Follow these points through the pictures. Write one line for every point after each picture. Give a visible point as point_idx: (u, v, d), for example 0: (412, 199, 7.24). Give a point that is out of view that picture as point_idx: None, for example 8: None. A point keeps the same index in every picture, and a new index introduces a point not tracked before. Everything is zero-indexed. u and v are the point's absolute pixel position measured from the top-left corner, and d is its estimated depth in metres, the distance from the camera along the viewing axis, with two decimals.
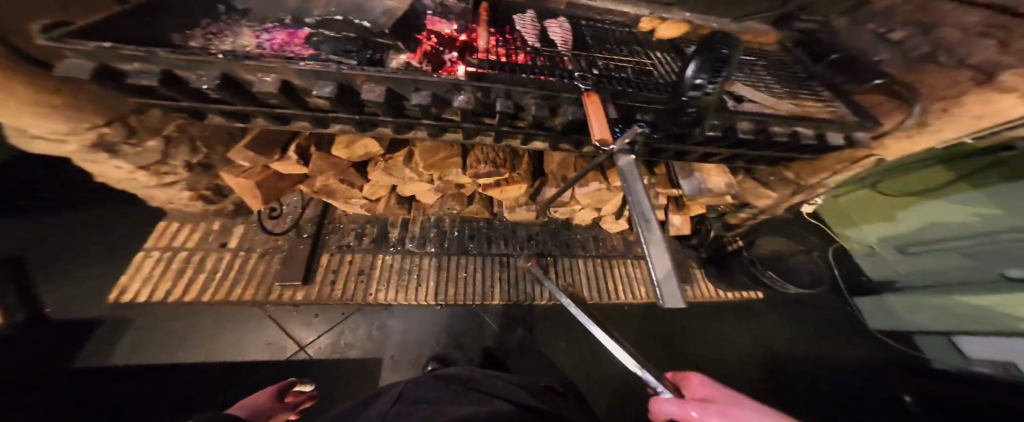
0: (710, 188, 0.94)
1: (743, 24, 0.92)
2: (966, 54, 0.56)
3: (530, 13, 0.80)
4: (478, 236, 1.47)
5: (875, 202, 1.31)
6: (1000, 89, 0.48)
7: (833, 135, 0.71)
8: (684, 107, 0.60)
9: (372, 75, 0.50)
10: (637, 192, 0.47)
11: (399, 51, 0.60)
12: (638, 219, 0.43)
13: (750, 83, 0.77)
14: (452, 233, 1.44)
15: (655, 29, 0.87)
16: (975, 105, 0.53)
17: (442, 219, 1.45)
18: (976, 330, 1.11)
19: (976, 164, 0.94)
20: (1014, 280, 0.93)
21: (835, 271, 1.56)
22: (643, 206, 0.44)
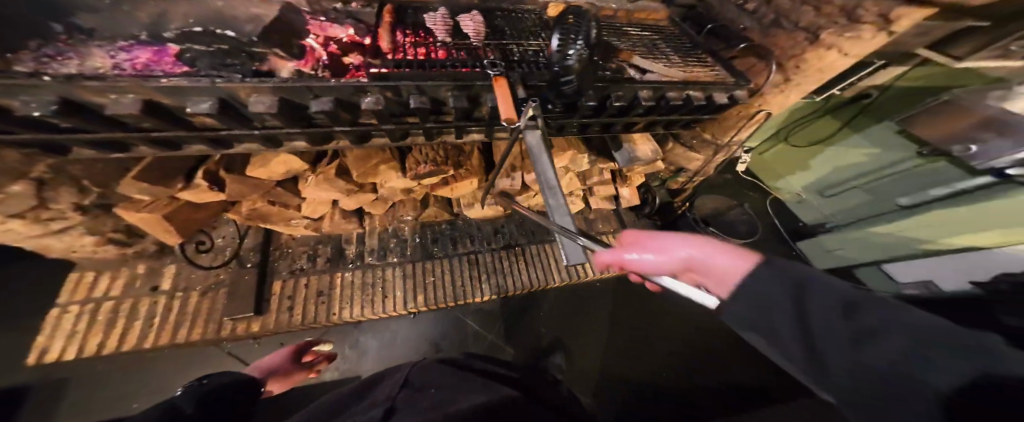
0: (638, 156, 1.09)
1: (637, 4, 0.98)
2: (797, 19, 0.76)
3: (442, 10, 0.79)
4: (441, 240, 1.43)
5: (787, 154, 1.51)
6: (823, 45, 0.73)
7: (718, 96, 0.84)
8: (560, 77, 0.64)
9: (256, 86, 0.49)
10: (545, 168, 0.56)
11: (285, 58, 0.56)
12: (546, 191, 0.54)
13: (651, 56, 0.87)
14: (413, 239, 1.40)
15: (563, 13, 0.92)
16: (812, 60, 0.76)
17: (400, 228, 1.40)
18: (902, 255, 1.23)
19: (850, 113, 1.22)
20: (909, 206, 1.09)
21: (775, 220, 1.63)
22: (549, 180, 0.55)
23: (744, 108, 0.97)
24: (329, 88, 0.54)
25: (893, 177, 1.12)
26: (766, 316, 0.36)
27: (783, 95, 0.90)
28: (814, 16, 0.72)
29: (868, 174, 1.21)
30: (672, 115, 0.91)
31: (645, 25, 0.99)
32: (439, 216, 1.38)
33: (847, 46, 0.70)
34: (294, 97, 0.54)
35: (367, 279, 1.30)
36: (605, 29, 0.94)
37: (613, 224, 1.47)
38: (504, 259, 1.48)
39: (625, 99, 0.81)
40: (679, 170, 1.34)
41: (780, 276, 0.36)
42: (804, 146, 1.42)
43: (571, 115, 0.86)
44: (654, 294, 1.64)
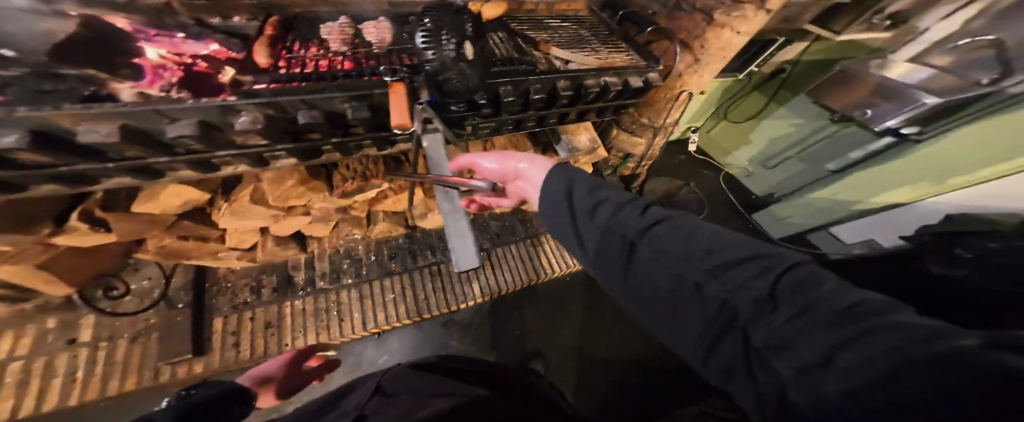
0: (577, 146, 1.10)
1: None
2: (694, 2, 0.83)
3: (345, 19, 0.71)
4: (400, 255, 1.32)
5: (730, 130, 1.66)
6: (718, 24, 0.79)
7: (634, 80, 0.87)
8: (435, 77, 0.53)
9: (76, 112, 0.42)
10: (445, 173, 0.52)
11: (120, 80, 0.52)
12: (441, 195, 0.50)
13: (568, 45, 0.87)
14: (369, 258, 1.28)
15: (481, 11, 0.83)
16: (713, 39, 0.82)
17: (354, 248, 1.27)
18: (843, 217, 1.37)
19: (772, 88, 1.42)
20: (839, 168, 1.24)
21: (730, 196, 1.75)
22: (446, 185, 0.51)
23: (666, 90, 1.00)
24: (184, 111, 0.47)
25: (820, 144, 1.30)
26: (562, 227, 0.46)
27: (700, 73, 0.91)
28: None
29: (794, 143, 1.40)
30: (602, 103, 0.93)
31: (565, 16, 0.98)
32: (395, 231, 1.29)
33: (736, 24, 0.76)
34: (141, 123, 0.48)
35: (321, 305, 1.19)
36: (527, 25, 0.92)
37: None
38: (470, 267, 1.39)
39: (546, 91, 0.80)
40: (627, 156, 1.36)
41: (562, 176, 0.49)
42: (742, 121, 1.58)
43: (500, 116, 0.81)
44: None
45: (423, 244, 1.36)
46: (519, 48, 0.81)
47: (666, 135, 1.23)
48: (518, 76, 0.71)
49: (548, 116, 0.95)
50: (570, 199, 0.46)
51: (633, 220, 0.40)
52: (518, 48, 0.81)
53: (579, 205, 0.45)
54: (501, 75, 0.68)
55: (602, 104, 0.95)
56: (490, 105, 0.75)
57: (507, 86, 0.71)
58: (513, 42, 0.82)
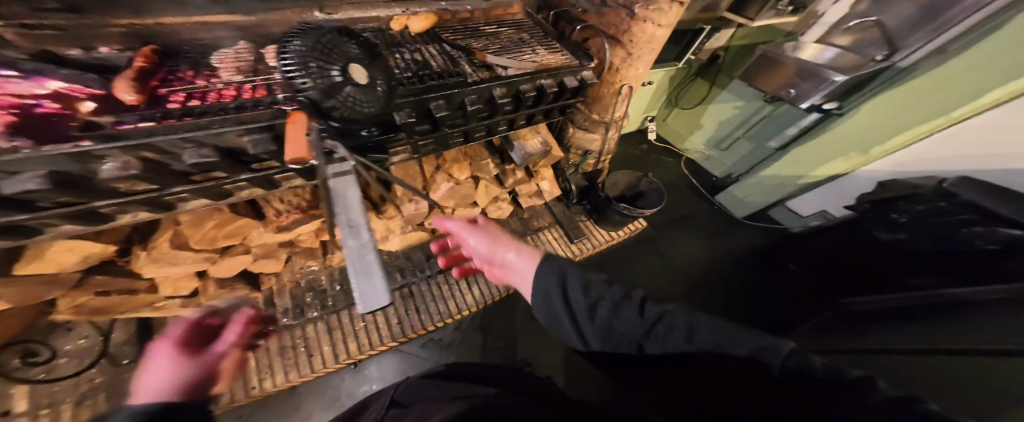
0: (529, 151, 1.08)
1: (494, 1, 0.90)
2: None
3: (243, 44, 0.63)
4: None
5: (685, 117, 1.80)
6: (641, 18, 0.83)
7: (569, 80, 0.87)
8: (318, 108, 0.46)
9: None
10: (355, 205, 0.50)
11: None
12: (345, 229, 0.46)
13: (499, 50, 0.81)
14: (334, 288, 1.19)
15: (407, 26, 0.74)
16: (636, 35, 0.86)
17: (317, 280, 1.18)
18: (797, 193, 1.46)
19: (713, 73, 1.56)
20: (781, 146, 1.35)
21: (692, 180, 1.80)
22: (354, 217, 0.48)
23: (607, 85, 1.02)
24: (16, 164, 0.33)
25: (760, 123, 1.44)
26: (558, 315, 0.47)
27: (634, 66, 0.96)
28: None
29: (736, 124, 1.56)
30: (541, 106, 0.92)
31: (503, 22, 0.93)
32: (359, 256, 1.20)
33: (655, 17, 0.81)
34: None
35: (286, 344, 1.08)
36: (462, 34, 0.83)
37: (546, 217, 1.48)
38: (442, 284, 1.35)
39: (481, 101, 0.75)
40: (586, 153, 1.38)
41: (552, 271, 0.50)
42: (691, 107, 1.73)
43: (436, 132, 0.76)
44: (619, 268, 1.50)
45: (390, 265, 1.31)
46: (450, 61, 0.73)
47: (617, 129, 1.29)
48: (445, 92, 0.66)
49: (498, 124, 0.92)
50: (554, 286, 0.48)
51: (612, 302, 0.43)
52: (450, 61, 0.73)
53: (563, 293, 0.47)
54: (427, 93, 0.63)
55: (545, 106, 0.93)
56: (427, 122, 0.72)
57: (437, 102, 0.67)
58: (447, 55, 0.75)
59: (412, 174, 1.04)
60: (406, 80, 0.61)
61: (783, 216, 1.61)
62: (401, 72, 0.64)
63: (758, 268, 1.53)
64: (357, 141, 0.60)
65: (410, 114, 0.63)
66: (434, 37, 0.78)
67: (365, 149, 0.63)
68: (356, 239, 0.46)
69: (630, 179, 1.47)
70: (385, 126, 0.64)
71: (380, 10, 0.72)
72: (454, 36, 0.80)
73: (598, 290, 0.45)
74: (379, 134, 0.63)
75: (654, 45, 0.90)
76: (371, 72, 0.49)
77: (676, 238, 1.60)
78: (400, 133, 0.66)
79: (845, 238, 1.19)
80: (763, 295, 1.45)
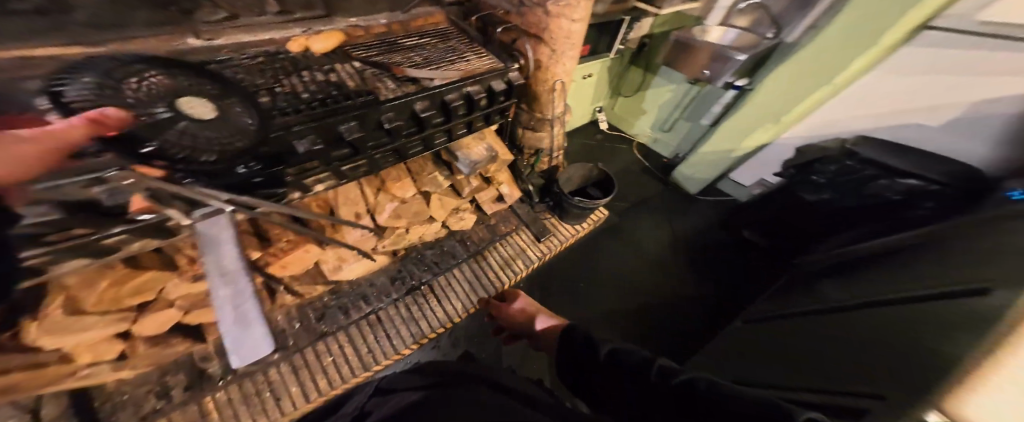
0: (474, 160, 1.07)
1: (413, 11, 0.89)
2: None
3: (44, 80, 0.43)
4: (330, 313, 1.11)
5: (629, 105, 1.89)
6: (556, 14, 0.89)
7: (497, 84, 0.89)
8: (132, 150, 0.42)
9: None
10: (230, 252, 0.57)
11: None
12: (219, 277, 0.56)
13: (417, 61, 0.78)
14: (292, 326, 1.05)
15: (308, 46, 0.71)
16: (555, 32, 0.93)
17: (273, 320, 1.04)
18: (734, 165, 1.59)
19: (642, 63, 1.66)
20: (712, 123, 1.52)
21: (646, 164, 1.87)
22: (226, 264, 0.56)
23: (540, 82, 1.09)
24: None
25: (693, 102, 1.60)
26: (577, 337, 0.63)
27: (561, 62, 1.04)
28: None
29: (672, 107, 1.70)
30: (477, 114, 0.92)
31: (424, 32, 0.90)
32: (315, 289, 1.10)
33: (567, 12, 0.89)
34: None
35: (250, 392, 0.94)
36: (376, 49, 0.78)
37: (513, 221, 1.46)
38: (412, 305, 1.21)
39: (401, 116, 0.73)
40: (538, 151, 1.36)
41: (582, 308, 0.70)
42: (632, 94, 1.82)
43: (362, 153, 0.74)
44: (593, 257, 1.51)
45: (352, 295, 1.17)
46: (370, 78, 0.71)
47: (561, 126, 1.32)
48: (355, 112, 0.62)
49: (435, 136, 0.90)
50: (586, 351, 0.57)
51: (628, 358, 0.50)
52: (370, 78, 0.71)
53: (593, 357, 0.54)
54: (330, 117, 0.59)
55: (480, 111, 0.92)
56: (346, 146, 0.69)
57: (347, 123, 0.64)
58: (361, 73, 0.70)
59: (354, 197, 1.00)
60: (302, 105, 0.57)
61: (730, 188, 1.70)
62: (297, 97, 0.59)
63: (723, 237, 1.58)
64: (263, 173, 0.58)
65: (316, 140, 0.61)
66: (341, 56, 0.73)
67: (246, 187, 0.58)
68: (230, 286, 0.57)
69: (577, 173, 1.46)
70: (268, 162, 0.57)
71: (275, 32, 0.68)
72: (364, 52, 0.76)
73: (624, 352, 0.52)
74: (286, 159, 0.60)
75: (571, 43, 0.99)
76: (227, 109, 0.49)
77: (638, 219, 1.64)
78: (314, 158, 0.65)
79: (791, 202, 1.26)
80: (734, 269, 1.48)
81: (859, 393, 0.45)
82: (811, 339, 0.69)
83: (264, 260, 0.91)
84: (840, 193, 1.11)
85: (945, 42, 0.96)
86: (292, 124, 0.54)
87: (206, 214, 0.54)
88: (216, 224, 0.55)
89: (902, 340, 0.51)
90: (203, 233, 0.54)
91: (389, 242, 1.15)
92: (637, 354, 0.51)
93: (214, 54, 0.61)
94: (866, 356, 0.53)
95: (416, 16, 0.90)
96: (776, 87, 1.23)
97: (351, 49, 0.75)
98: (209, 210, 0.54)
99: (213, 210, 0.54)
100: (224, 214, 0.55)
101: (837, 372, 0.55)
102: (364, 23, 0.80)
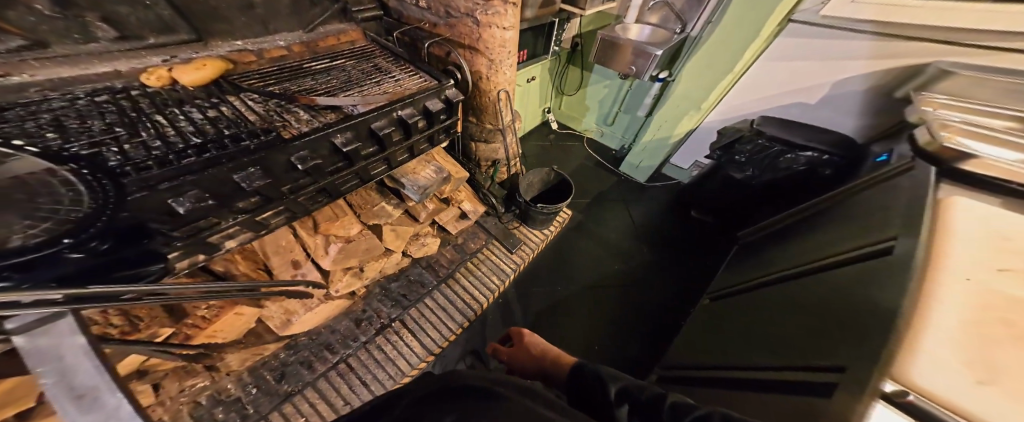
0: (420, 184, 0.98)
1: (317, 31, 0.91)
2: (460, 8, 0.92)
3: None
4: (292, 371, 0.98)
5: (573, 102, 1.97)
6: (488, 23, 0.91)
7: (433, 103, 0.84)
8: None
9: None
10: (85, 366, 0.31)
11: None
12: (70, 404, 0.28)
13: (332, 88, 0.76)
14: (249, 393, 0.92)
15: (171, 76, 0.66)
16: (490, 40, 0.94)
17: (222, 390, 0.91)
18: (673, 150, 1.73)
19: (578, 60, 1.73)
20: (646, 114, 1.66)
21: (596, 156, 1.95)
22: (82, 383, 0.30)
23: (486, 90, 1.09)
24: None
25: (630, 94, 1.71)
26: None
27: (501, 71, 1.04)
28: (470, 4, 0.89)
29: (614, 99, 1.79)
30: (416, 137, 0.85)
31: (337, 50, 0.92)
32: (266, 349, 0.95)
33: (497, 21, 0.90)
34: None
35: None
36: (264, 75, 0.77)
37: (482, 236, 1.41)
38: (385, 344, 1.09)
39: (324, 152, 0.66)
40: (495, 162, 1.36)
41: None
42: (575, 92, 1.90)
43: (280, 199, 0.65)
44: (567, 253, 1.55)
45: (314, 346, 1.04)
46: (273, 111, 0.67)
47: (513, 133, 1.30)
48: (250, 158, 0.54)
49: (372, 166, 0.80)
50: (595, 389, 0.54)
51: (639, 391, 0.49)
52: (276, 110, 0.68)
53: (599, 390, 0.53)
54: (215, 166, 0.50)
55: (421, 133, 0.86)
56: (256, 195, 0.60)
57: (244, 171, 0.55)
58: (261, 106, 0.68)
59: (286, 245, 0.85)
60: (173, 156, 0.49)
61: (674, 172, 1.84)
62: (175, 144, 0.52)
63: (680, 214, 1.70)
64: (141, 250, 0.46)
65: (205, 195, 0.51)
66: (225, 84, 0.71)
67: (114, 267, 0.42)
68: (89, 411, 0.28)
69: (537, 176, 1.45)
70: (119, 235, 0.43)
71: (124, 62, 0.63)
72: (252, 80, 0.74)
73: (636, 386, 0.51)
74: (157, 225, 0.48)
75: (508, 53, 1.00)
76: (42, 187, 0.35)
77: (599, 209, 1.72)
78: (209, 214, 0.54)
79: (723, 180, 1.42)
80: (696, 241, 1.58)
81: (831, 366, 0.52)
82: (773, 312, 0.79)
83: (177, 338, 0.71)
84: (760, 170, 1.28)
85: (798, 33, 1.17)
86: (162, 181, 0.45)
87: (28, 325, 0.32)
88: (52, 330, 0.33)
89: (845, 310, 0.60)
90: (30, 352, 0.31)
91: (345, 286, 1.00)
92: (648, 390, 0.48)
93: (17, 93, 0.52)
94: (822, 326, 0.62)
95: (326, 34, 0.92)
96: (693, 78, 1.36)
97: (238, 77, 0.74)
98: (31, 316, 0.33)
99: (38, 317, 0.33)
100: (64, 316, 0.34)
101: (807, 344, 0.62)
102: (257, 47, 0.80)
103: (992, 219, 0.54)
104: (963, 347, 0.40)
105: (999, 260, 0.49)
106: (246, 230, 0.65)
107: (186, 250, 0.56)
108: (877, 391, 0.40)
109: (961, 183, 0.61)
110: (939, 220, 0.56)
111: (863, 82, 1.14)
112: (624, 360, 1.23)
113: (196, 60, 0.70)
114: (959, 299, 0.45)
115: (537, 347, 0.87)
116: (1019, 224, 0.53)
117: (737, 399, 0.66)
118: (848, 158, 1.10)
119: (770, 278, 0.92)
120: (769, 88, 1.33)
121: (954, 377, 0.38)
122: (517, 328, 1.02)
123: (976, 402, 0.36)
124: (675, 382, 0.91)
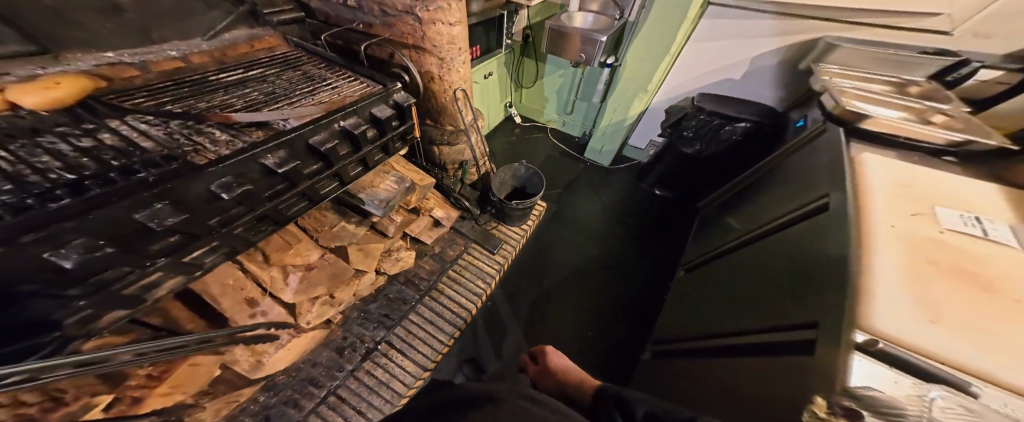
0: (382, 199, 0.89)
1: (220, 38, 0.74)
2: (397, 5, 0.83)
3: None
4: (277, 413, 0.86)
5: (531, 95, 1.97)
6: (433, 20, 0.83)
7: (381, 108, 0.76)
8: None
9: None
10: None
11: None
12: None
13: (255, 101, 0.63)
14: None
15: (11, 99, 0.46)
16: (436, 37, 0.87)
17: None
18: (630, 131, 1.83)
19: (530, 53, 1.72)
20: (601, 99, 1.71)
21: (561, 146, 1.99)
22: None
23: (439, 91, 1.02)
24: None
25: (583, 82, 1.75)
26: None
27: (454, 69, 0.97)
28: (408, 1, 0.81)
29: (570, 89, 1.82)
30: (368, 149, 0.76)
31: (251, 59, 0.77)
32: (240, 394, 0.82)
33: (442, 16, 0.83)
34: None
35: None
36: (154, 89, 0.60)
37: (460, 242, 1.35)
38: (374, 368, 0.99)
39: (256, 176, 0.56)
40: (462, 164, 1.29)
41: None
42: (532, 85, 1.89)
43: (210, 233, 0.53)
44: (547, 245, 1.57)
45: (296, 382, 0.92)
46: (178, 133, 0.53)
47: (476, 132, 1.24)
48: (153, 191, 0.41)
49: (321, 184, 0.70)
50: None
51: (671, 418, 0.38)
52: (183, 133, 0.54)
53: None
54: (103, 206, 0.37)
55: (372, 142, 0.77)
56: (174, 234, 0.48)
57: (149, 207, 0.42)
58: (159, 128, 0.53)
59: (235, 283, 0.72)
60: (35, 200, 0.36)
61: (632, 153, 1.95)
62: (35, 186, 0.38)
63: (643, 192, 1.81)
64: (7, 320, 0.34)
65: (97, 242, 0.38)
66: (94, 102, 0.53)
67: None
68: None
69: (507, 173, 1.42)
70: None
71: None
72: (138, 95, 0.57)
73: (664, 412, 0.40)
74: (35, 288, 0.35)
75: (459, 47, 0.94)
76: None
77: (570, 195, 1.77)
78: (113, 264, 0.42)
79: (676, 156, 1.55)
80: (663, 217, 1.71)
81: (794, 323, 0.58)
82: (739, 276, 0.88)
83: (123, 402, 0.60)
84: (705, 143, 1.41)
85: (715, 13, 1.30)
86: (25, 231, 0.31)
87: None
88: None
89: (797, 266, 0.68)
90: None
91: (315, 316, 0.87)
92: (677, 414, 0.40)
93: None
94: (781, 284, 0.70)
95: (234, 42, 0.76)
96: (633, 60, 1.44)
97: (117, 92, 0.56)
98: None
99: None
100: None
101: (773, 305, 0.69)
102: (137, 59, 0.61)
103: (891, 172, 0.66)
104: (903, 290, 0.47)
105: (908, 207, 0.59)
106: (175, 273, 0.52)
107: (90, 308, 0.42)
108: (851, 343, 0.43)
109: (865, 141, 0.76)
110: (858, 177, 0.67)
111: (773, 58, 1.31)
112: (615, 336, 1.31)
113: (45, 76, 0.49)
114: (891, 248, 0.53)
115: (563, 372, 0.77)
116: (906, 174, 0.66)
117: (724, 365, 0.71)
118: (774, 124, 1.27)
119: (732, 245, 1.03)
120: (698, 65, 1.47)
121: (908, 319, 0.44)
122: (540, 347, 0.92)
123: (927, 340, 0.42)
124: (668, 356, 0.98)
